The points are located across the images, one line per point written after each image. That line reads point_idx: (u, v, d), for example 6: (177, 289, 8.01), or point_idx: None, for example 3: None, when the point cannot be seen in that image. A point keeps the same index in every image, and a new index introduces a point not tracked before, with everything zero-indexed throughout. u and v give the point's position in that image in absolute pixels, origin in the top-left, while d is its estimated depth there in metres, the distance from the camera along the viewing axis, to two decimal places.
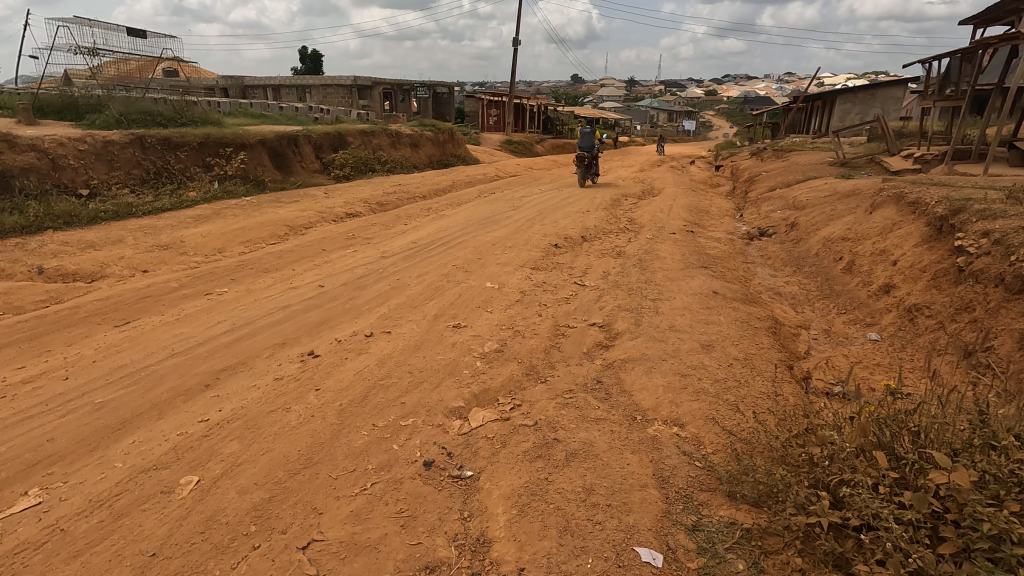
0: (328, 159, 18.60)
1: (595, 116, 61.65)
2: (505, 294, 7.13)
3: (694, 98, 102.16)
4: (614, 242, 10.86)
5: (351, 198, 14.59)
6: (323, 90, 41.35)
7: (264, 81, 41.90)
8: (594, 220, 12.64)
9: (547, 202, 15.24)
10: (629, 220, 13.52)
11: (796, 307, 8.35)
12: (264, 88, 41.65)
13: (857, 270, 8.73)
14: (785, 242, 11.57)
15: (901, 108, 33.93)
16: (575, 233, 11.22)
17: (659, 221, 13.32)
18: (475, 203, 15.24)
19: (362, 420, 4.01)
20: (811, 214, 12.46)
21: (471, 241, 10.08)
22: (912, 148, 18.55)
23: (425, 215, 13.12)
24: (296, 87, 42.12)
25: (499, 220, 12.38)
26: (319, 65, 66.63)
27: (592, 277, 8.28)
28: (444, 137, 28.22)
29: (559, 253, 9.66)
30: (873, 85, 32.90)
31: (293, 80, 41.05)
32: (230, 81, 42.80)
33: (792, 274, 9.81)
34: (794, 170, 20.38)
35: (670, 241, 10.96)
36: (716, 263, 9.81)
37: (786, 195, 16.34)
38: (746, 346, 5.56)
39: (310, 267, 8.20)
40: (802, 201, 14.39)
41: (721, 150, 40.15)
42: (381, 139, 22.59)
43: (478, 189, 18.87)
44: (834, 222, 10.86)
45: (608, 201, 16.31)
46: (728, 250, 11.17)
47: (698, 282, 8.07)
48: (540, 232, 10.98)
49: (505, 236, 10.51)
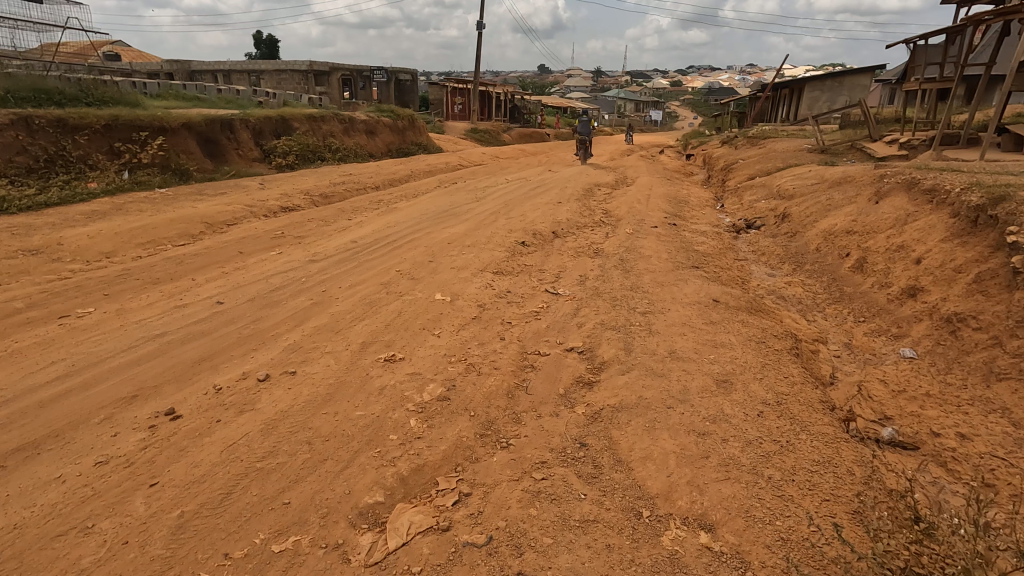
0: (268, 146, 16.66)
1: (562, 105, 60.23)
2: (459, 309, 5.65)
3: (660, 88, 101.87)
4: (589, 238, 9.49)
5: (291, 189, 12.84)
6: (277, 75, 38.79)
7: (211, 65, 39.01)
8: (565, 213, 11.23)
9: (514, 193, 13.78)
10: (604, 213, 12.17)
11: (804, 313, 7.14)
12: (212, 73, 38.78)
13: (871, 269, 7.56)
14: (776, 236, 10.40)
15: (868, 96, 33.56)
16: (545, 227, 9.79)
17: (637, 213, 12.00)
18: (433, 194, 13.67)
19: (208, 548, 2.50)
20: (803, 204, 11.31)
21: (423, 239, 8.54)
22: (894, 133, 17.72)
23: (374, 209, 11.49)
24: (246, 72, 39.37)
25: (458, 214, 10.85)
26: (275, 50, 63.40)
27: (566, 282, 6.88)
28: (403, 124, 26.34)
29: (527, 253, 8.21)
30: (842, 72, 32.34)
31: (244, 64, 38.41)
32: (174, 64, 39.76)
33: (792, 274, 8.61)
34: (773, 157, 19.38)
35: (652, 236, 9.65)
36: (707, 262, 8.52)
37: (768, 183, 15.27)
38: (774, 383, 4.22)
39: (215, 276, 6.55)
40: (789, 191, 13.31)
41: (690, 138, 39.18)
42: (331, 125, 20.66)
43: (438, 179, 17.27)
44: (833, 213, 9.72)
45: (579, 191, 14.89)
46: (716, 246, 9.91)
47: (693, 287, 6.74)
48: (504, 227, 9.50)
49: (464, 233, 9.00)
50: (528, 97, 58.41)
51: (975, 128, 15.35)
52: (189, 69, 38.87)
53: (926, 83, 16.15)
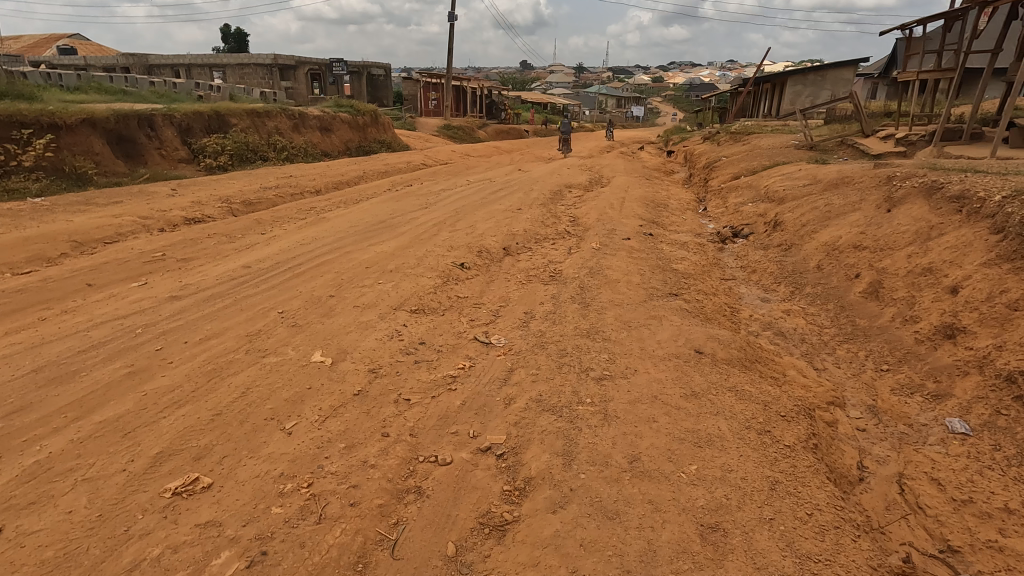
0: (197, 144, 14.78)
1: (540, 101, 58.55)
2: (340, 378, 4.00)
3: (641, 85, 100.75)
4: (547, 256, 7.88)
5: (208, 195, 11.07)
6: (240, 69, 36.59)
7: (168, 59, 36.67)
8: (521, 222, 9.63)
9: (471, 198, 12.15)
10: (571, 222, 10.56)
11: (809, 355, 5.64)
12: (170, 67, 36.55)
13: (891, 299, 6.05)
14: (768, 250, 8.89)
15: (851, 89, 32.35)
16: (494, 243, 8.16)
17: (608, 220, 10.43)
18: (379, 199, 11.98)
19: None
20: (796, 210, 9.83)
21: (335, 262, 6.85)
22: (888, 128, 16.38)
23: (300, 219, 9.79)
24: (207, 66, 37.09)
25: (395, 225, 9.18)
26: (244, 45, 60.89)
27: (506, 323, 5.28)
28: (364, 120, 24.47)
29: (465, 279, 6.58)
30: (825, 65, 31.09)
31: (204, 57, 36.26)
32: (131, 57, 37.30)
33: (790, 299, 7.10)
34: (758, 155, 17.96)
35: (622, 252, 8.09)
36: (687, 286, 6.99)
37: (755, 185, 13.81)
38: (789, 533, 2.68)
39: (23, 325, 4.84)
40: (778, 194, 11.88)
41: (671, 134, 37.82)
42: (277, 121, 18.78)
43: (391, 181, 15.55)
44: (836, 222, 8.24)
45: (545, 195, 13.25)
46: (698, 262, 8.37)
47: (669, 330, 5.15)
48: (444, 243, 7.84)
49: (390, 252, 7.32)
50: (506, 91, 56.60)
51: (977, 123, 14.03)
52: (147, 63, 36.57)
53: (923, 73, 14.79)
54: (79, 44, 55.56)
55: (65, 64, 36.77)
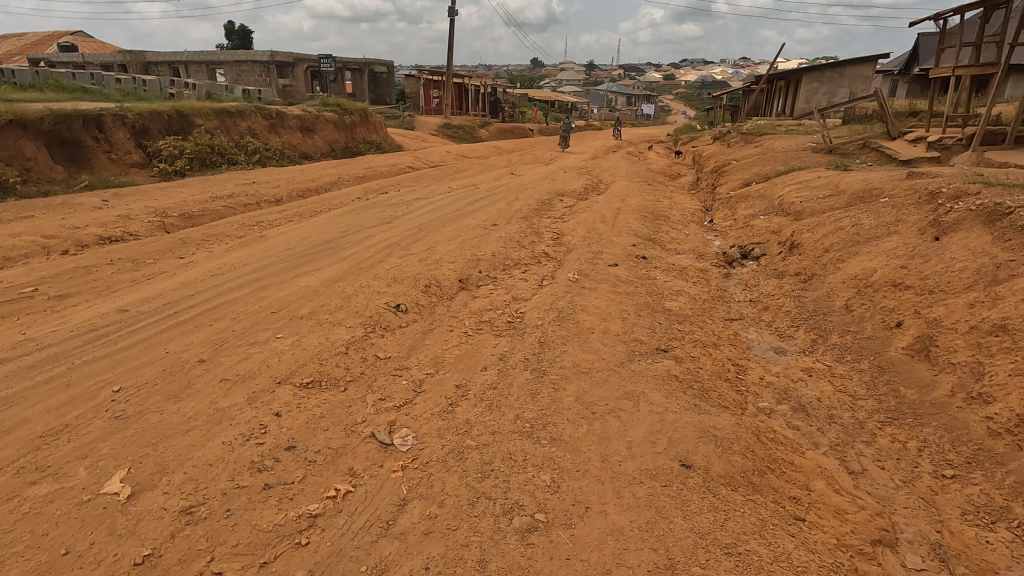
0: (152, 147, 13.52)
1: (546, 99, 56.98)
2: (130, 526, 2.65)
3: (651, 82, 98.77)
4: (512, 291, 6.48)
5: (142, 207, 9.82)
6: (236, 67, 35.24)
7: (164, 56, 35.41)
8: (490, 243, 8.22)
9: (445, 209, 10.78)
10: (553, 241, 9.13)
11: (839, 443, 4.20)
12: (163, 64, 35.53)
13: (947, 364, 4.59)
14: (783, 280, 7.40)
15: (871, 87, 30.53)
16: (449, 273, 6.75)
17: (595, 239, 8.99)
18: (341, 211, 10.64)
19: None
20: (818, 229, 8.32)
21: (238, 302, 5.48)
22: (917, 130, 14.75)
23: (237, 236, 8.48)
24: (203, 63, 35.81)
25: (341, 246, 7.81)
26: (247, 42, 59.89)
27: (426, 407, 3.88)
28: (351, 120, 23.15)
29: (397, 329, 5.19)
30: (843, 61, 29.31)
31: (197, 54, 35.20)
32: (126, 55, 36.18)
33: (811, 351, 5.64)
34: (771, 159, 16.41)
35: (604, 284, 6.67)
36: (681, 335, 5.56)
37: (768, 195, 12.29)
38: None
39: None
40: (793, 207, 10.39)
41: (680, 134, 36.16)
42: (250, 122, 17.50)
43: (366, 187, 14.21)
44: (867, 249, 6.76)
45: (531, 205, 11.80)
46: (697, 296, 6.92)
47: (647, 421, 3.74)
48: (386, 274, 6.46)
49: (314, 287, 5.95)
50: (511, 89, 55.00)
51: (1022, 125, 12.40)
52: (142, 61, 35.41)
53: (960, 69, 13.11)
54: (81, 43, 54.56)
55: (61, 62, 35.72)
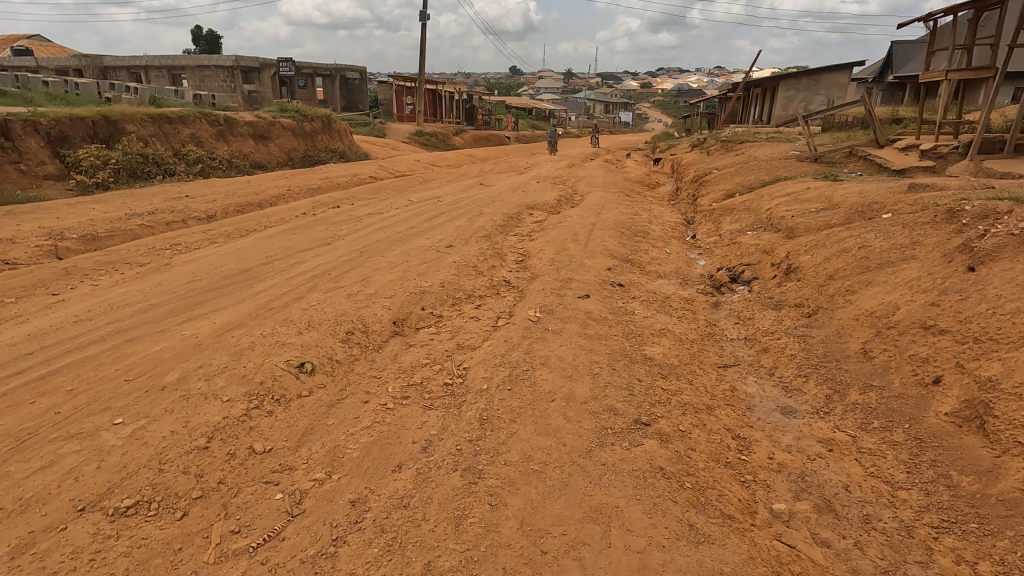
0: (71, 157, 12.05)
1: (523, 106, 56.17)
2: None
3: (629, 90, 99.00)
4: (458, 335, 5.26)
5: (35, 228, 8.39)
6: (199, 72, 33.37)
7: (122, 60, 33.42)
8: (440, 270, 7.00)
9: (398, 227, 9.54)
10: (517, 265, 7.94)
11: (885, 565, 3.05)
12: (119, 68, 33.71)
13: (1014, 444, 3.47)
14: (782, 313, 6.32)
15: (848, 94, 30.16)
16: (381, 312, 5.50)
17: (564, 262, 7.83)
18: (277, 230, 9.32)
19: None
20: (817, 250, 7.28)
21: (85, 364, 4.17)
22: (906, 138, 13.97)
23: (139, 263, 7.12)
24: (165, 68, 33.89)
25: (259, 277, 6.51)
26: (215, 47, 57.93)
27: (298, 546, 2.63)
28: (313, 126, 21.77)
29: (294, 401, 3.92)
30: (819, 68, 28.90)
31: (155, 58, 33.46)
32: (81, 58, 34.14)
33: (826, 414, 4.52)
34: (754, 168, 15.55)
35: (571, 324, 5.50)
36: (666, 396, 4.40)
37: (755, 209, 11.32)
38: None
39: None
40: (784, 224, 9.40)
41: (658, 141, 35.53)
42: (195, 130, 16.04)
43: (317, 200, 12.89)
44: (881, 278, 5.70)
45: (496, 220, 10.61)
46: (683, 335, 5.78)
47: (620, 573, 2.55)
48: (299, 316, 5.18)
49: (199, 338, 4.65)
50: (487, 96, 53.95)
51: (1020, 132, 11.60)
52: (99, 65, 33.39)
53: (952, 72, 12.28)
54: (36, 47, 51.70)
55: (13, 65, 33.42)
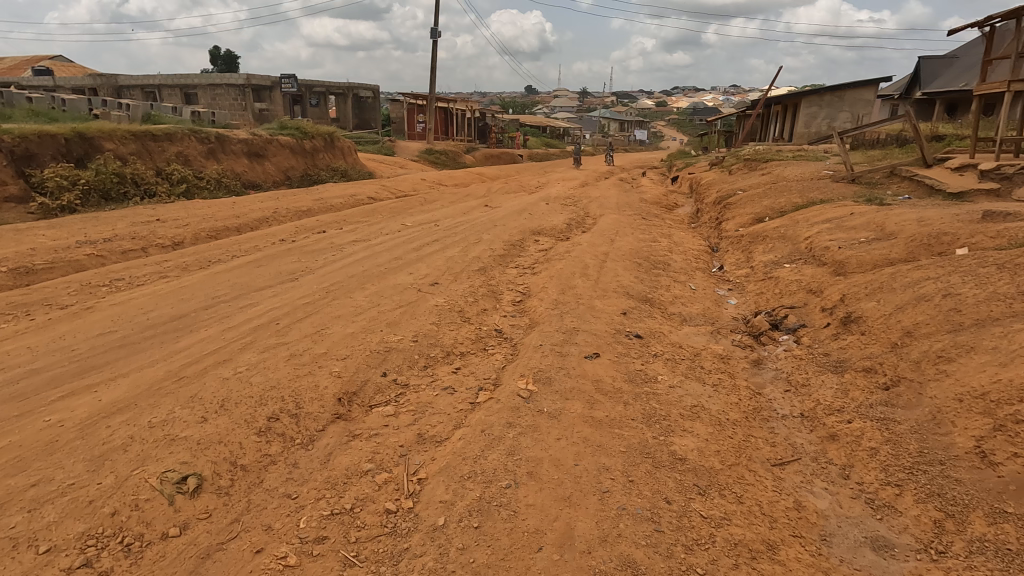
0: (36, 177, 11.13)
1: (537, 125, 55.48)
2: None
3: (645, 109, 98.30)
4: (423, 418, 3.94)
5: None
6: (210, 90, 32.94)
7: (136, 79, 33.09)
8: (417, 317, 5.72)
9: (382, 258, 8.33)
10: (513, 307, 6.66)
11: None
12: (131, 88, 33.51)
13: None
14: (847, 383, 4.92)
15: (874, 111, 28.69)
16: (325, 382, 4.22)
17: (571, 306, 6.52)
18: (243, 261, 8.16)
19: None
20: (883, 295, 5.87)
21: None
22: (958, 157, 12.53)
23: (57, 306, 5.96)
24: (178, 87, 33.51)
25: (191, 328, 5.28)
26: (232, 66, 58.21)
27: None
28: (313, 144, 20.89)
29: (154, 550, 2.65)
30: (843, 84, 27.50)
31: (166, 77, 33.19)
32: (94, 78, 34.08)
33: (940, 556, 3.11)
34: (783, 189, 14.20)
35: (574, 402, 4.17)
36: (709, 530, 3.02)
37: (791, 237, 9.94)
38: None
39: None
40: (831, 259, 8.03)
41: (674, 160, 34.27)
42: (182, 147, 15.16)
43: (304, 223, 11.78)
44: (989, 344, 4.28)
45: (496, 249, 9.36)
46: (721, 413, 4.41)
47: None
48: (212, 392, 3.93)
49: (59, 432, 3.41)
50: (500, 114, 53.30)
51: None
52: (113, 84, 33.11)
53: (1014, 83, 10.87)
54: (58, 68, 52.32)
55: (29, 84, 33.18)
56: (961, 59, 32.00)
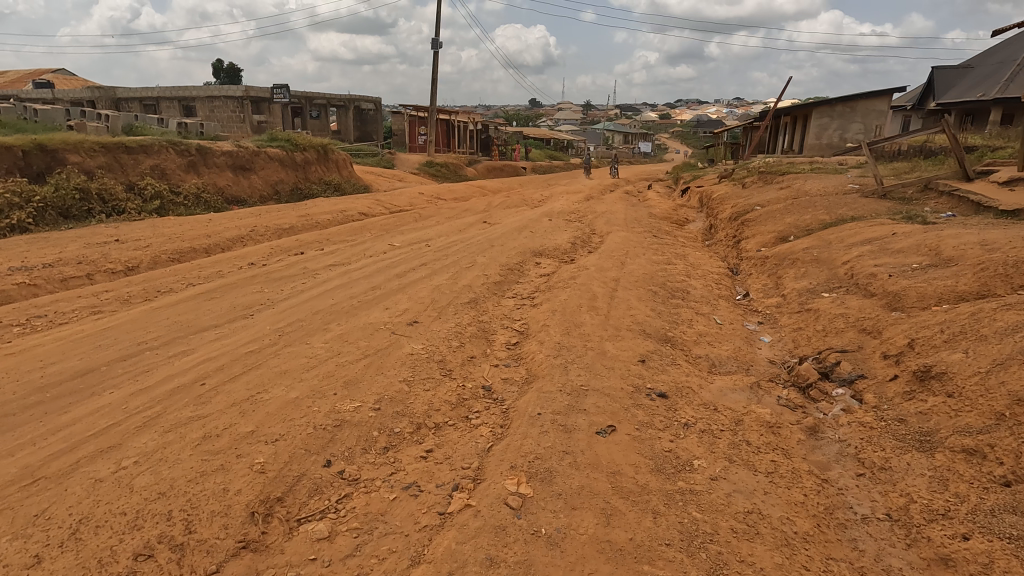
0: None
1: (541, 136, 54.64)
2: None
3: (649, 120, 97.55)
4: (369, 546, 2.78)
5: None
6: (208, 102, 32.15)
7: (134, 91, 32.32)
8: (384, 373, 4.57)
9: (359, 288, 7.20)
10: (509, 353, 5.51)
11: None
12: (127, 99, 32.76)
13: None
14: (946, 471, 3.72)
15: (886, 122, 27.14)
16: (238, 484, 3.07)
17: (577, 353, 5.35)
18: (198, 291, 7.07)
19: None
20: (972, 345, 4.68)
21: None
22: (1004, 171, 11.43)
23: None
24: (175, 98, 32.75)
25: (92, 391, 4.16)
26: (234, 78, 57.66)
27: None
28: (305, 156, 19.89)
29: None
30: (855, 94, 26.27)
31: (164, 89, 32.40)
32: (91, 90, 33.32)
33: None
34: (807, 205, 13.05)
35: (584, 516, 3.00)
36: None
37: (827, 261, 8.79)
38: None
39: None
40: (883, 291, 6.87)
41: (680, 172, 33.17)
42: (159, 160, 14.20)
43: (281, 243, 10.70)
44: None
45: (491, 275, 8.23)
46: (784, 522, 3.23)
47: None
48: (69, 509, 2.80)
49: None
50: (503, 126, 52.48)
51: None
52: (111, 95, 32.37)
53: None
54: (59, 80, 51.96)
55: (26, 96, 32.40)
56: (976, 68, 31.01)
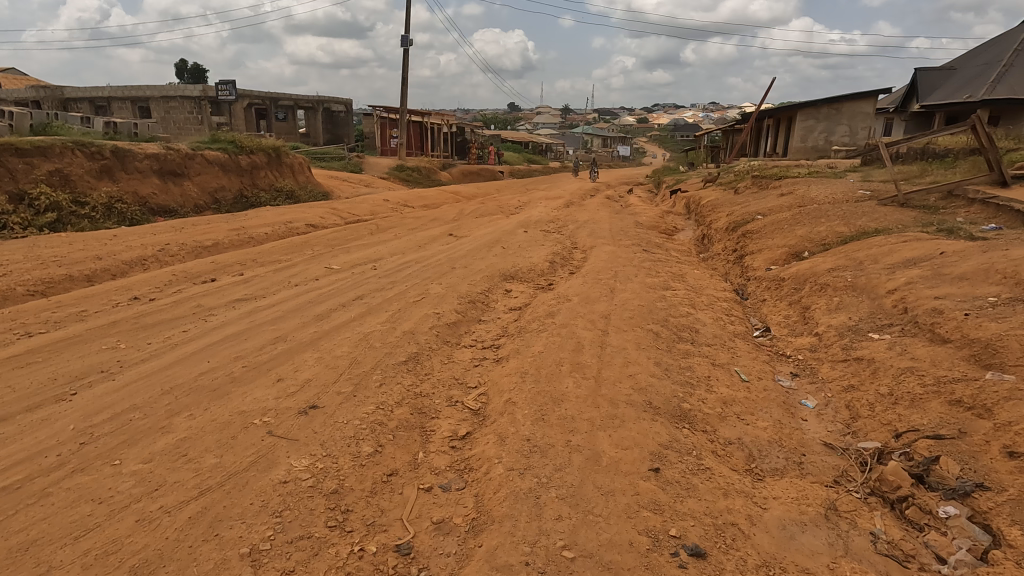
0: None
1: (519, 140, 52.90)
2: None
3: (628, 123, 96.60)
4: None
5: None
6: (163, 103, 29.55)
7: (82, 91, 29.47)
8: (220, 539, 2.62)
9: (258, 340, 5.21)
10: (453, 460, 3.59)
11: None
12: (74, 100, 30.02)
13: None
14: None
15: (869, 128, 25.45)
16: None
17: (556, 464, 3.46)
18: (25, 348, 5.03)
19: None
20: None
21: None
22: None
23: None
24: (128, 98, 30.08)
25: None
26: (198, 79, 54.70)
27: None
28: (252, 160, 17.70)
29: None
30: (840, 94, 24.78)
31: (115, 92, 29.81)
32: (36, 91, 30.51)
33: None
34: (817, 214, 11.42)
35: None
36: None
37: (866, 288, 7.06)
38: None
39: None
40: (963, 336, 5.14)
41: (662, 175, 31.60)
42: (62, 165, 12.03)
43: (190, 268, 8.62)
44: None
45: (444, 314, 6.30)
46: None
47: None
48: None
49: None
50: (479, 129, 50.58)
51: None
52: (56, 95, 29.69)
53: None
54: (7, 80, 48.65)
55: None
56: (959, 70, 30.09)
